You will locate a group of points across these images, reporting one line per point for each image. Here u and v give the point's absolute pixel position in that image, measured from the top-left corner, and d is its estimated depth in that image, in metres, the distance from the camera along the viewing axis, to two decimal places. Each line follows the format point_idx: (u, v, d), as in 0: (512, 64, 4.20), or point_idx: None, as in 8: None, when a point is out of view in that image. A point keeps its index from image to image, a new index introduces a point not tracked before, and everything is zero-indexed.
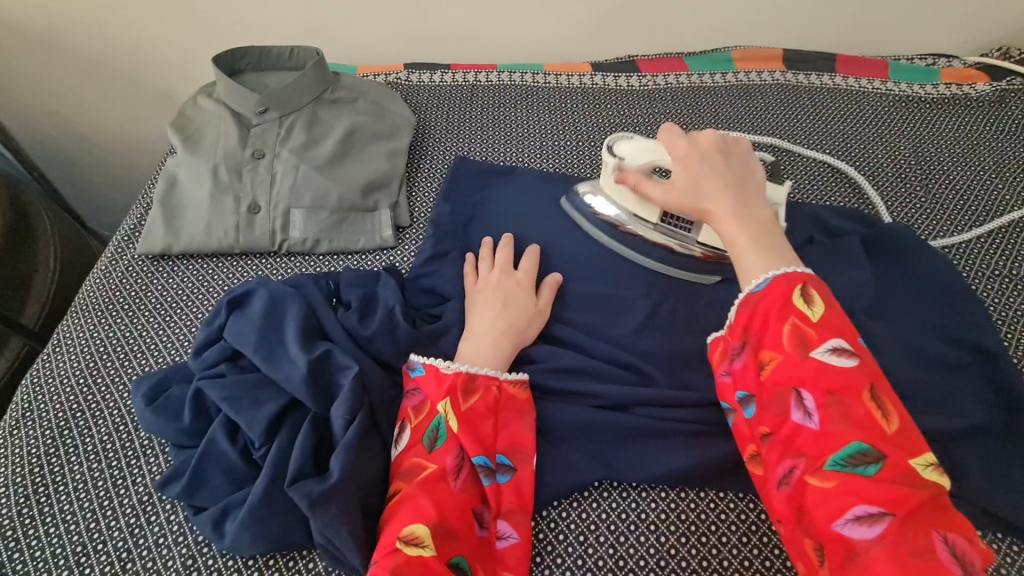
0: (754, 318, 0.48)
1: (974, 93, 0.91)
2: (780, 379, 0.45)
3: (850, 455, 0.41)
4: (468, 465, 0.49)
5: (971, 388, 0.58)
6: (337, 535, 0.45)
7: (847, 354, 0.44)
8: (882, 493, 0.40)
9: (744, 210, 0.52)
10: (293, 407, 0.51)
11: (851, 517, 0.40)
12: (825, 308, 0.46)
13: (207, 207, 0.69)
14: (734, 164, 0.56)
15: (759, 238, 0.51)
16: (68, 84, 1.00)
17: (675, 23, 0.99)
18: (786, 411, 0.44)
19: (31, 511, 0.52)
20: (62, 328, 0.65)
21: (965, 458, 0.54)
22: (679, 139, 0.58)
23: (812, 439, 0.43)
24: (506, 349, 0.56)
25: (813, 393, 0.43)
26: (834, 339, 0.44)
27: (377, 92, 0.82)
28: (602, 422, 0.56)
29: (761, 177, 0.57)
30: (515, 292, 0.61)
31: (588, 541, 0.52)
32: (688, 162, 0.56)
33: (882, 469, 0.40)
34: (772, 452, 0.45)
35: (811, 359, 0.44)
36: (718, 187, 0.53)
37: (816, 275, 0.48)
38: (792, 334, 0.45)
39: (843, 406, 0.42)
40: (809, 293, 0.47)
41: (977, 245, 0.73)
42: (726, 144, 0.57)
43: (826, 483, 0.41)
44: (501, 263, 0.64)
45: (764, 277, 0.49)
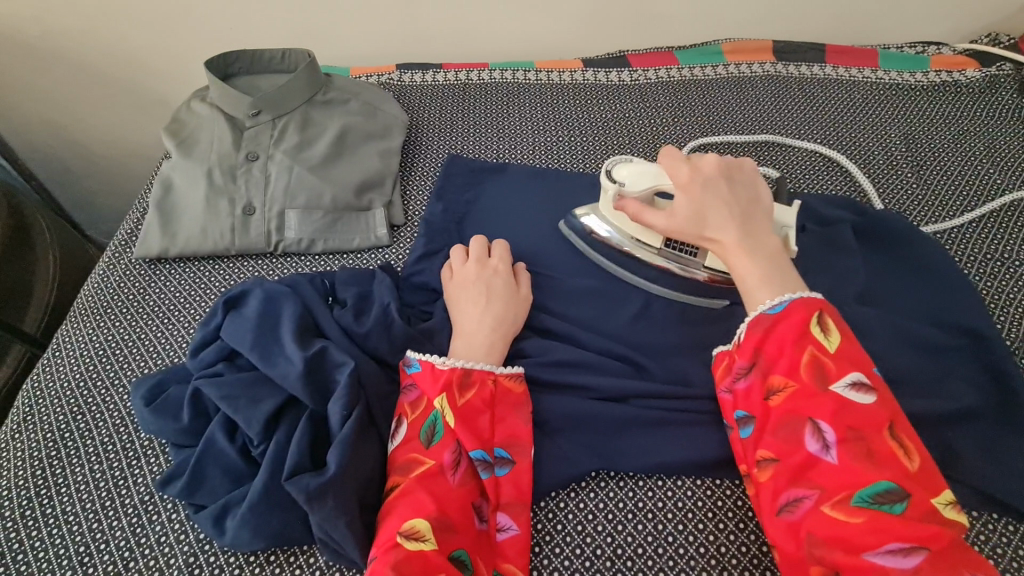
0: (769, 342, 0.49)
1: (964, 80, 0.91)
2: (798, 408, 0.45)
3: (877, 492, 0.42)
4: (466, 460, 0.49)
5: (963, 371, 0.58)
6: (335, 529, 0.46)
7: (865, 389, 0.45)
8: (910, 532, 0.40)
9: (753, 240, 0.54)
10: (292, 404, 0.52)
11: (880, 553, 0.40)
12: (841, 340, 0.47)
13: (202, 210, 0.70)
14: (737, 190, 0.56)
15: (770, 272, 0.52)
16: (63, 92, 1.01)
17: (664, 17, 0.99)
18: (802, 441, 0.45)
19: (35, 513, 0.53)
20: (62, 333, 0.66)
21: (959, 440, 0.54)
22: (682, 165, 0.58)
23: (833, 472, 0.43)
24: (498, 343, 0.56)
25: (833, 425, 0.44)
26: (853, 372, 0.46)
27: (369, 93, 0.82)
28: (597, 413, 0.56)
29: (765, 201, 0.57)
30: (495, 283, 0.61)
31: (585, 531, 0.52)
32: (692, 190, 0.56)
33: (907, 508, 0.41)
34: (783, 481, 0.45)
35: (832, 391, 0.45)
36: (724, 218, 0.54)
37: (828, 304, 0.50)
38: (810, 363, 0.46)
39: (865, 442, 0.43)
40: (825, 323, 0.48)
41: (969, 230, 0.73)
42: (729, 169, 0.57)
43: (850, 518, 0.42)
44: (476, 254, 0.64)
45: (779, 299, 0.50)
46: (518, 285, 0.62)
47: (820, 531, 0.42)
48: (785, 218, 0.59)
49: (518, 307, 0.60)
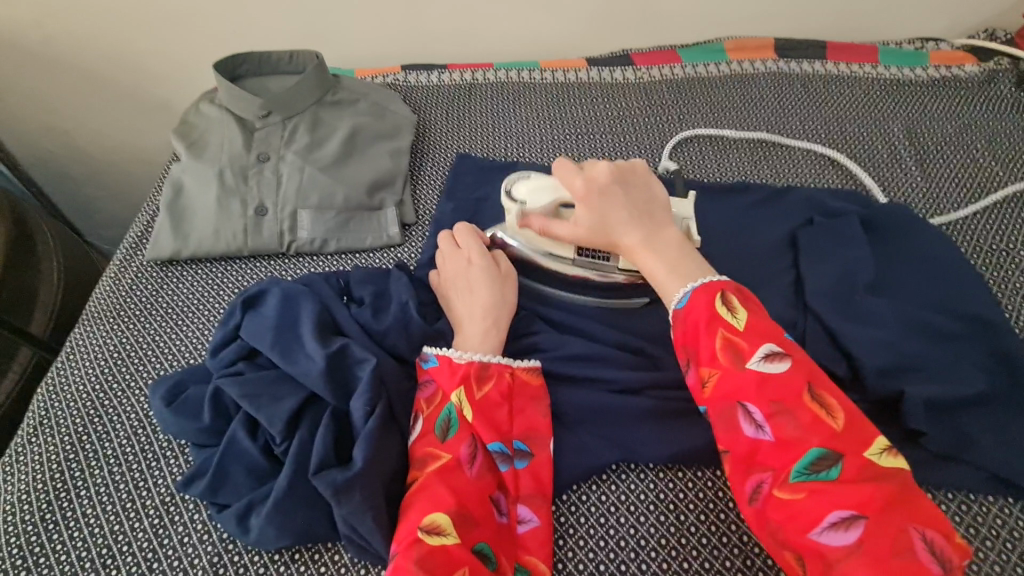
0: (687, 334, 0.50)
1: (963, 75, 0.93)
2: (726, 393, 0.47)
3: (811, 461, 0.43)
4: (482, 452, 0.50)
5: (975, 358, 0.59)
6: (362, 523, 0.46)
7: (779, 358, 0.47)
8: (850, 495, 0.41)
9: (653, 240, 0.56)
10: (312, 401, 0.52)
11: (829, 525, 0.41)
12: (748, 315, 0.49)
13: (215, 211, 0.70)
14: (635, 194, 0.58)
15: (674, 263, 0.54)
16: (65, 98, 1.01)
17: (666, 16, 1.00)
18: (739, 428, 0.46)
19: (54, 516, 0.52)
20: (75, 336, 0.65)
21: (973, 426, 0.55)
22: (575, 179, 0.59)
23: (771, 451, 0.45)
24: (491, 330, 0.57)
25: (759, 404, 0.46)
26: (764, 345, 0.47)
27: (377, 93, 0.82)
28: (616, 406, 0.56)
29: (662, 197, 0.59)
30: (473, 272, 0.61)
31: (609, 523, 0.52)
32: (588, 202, 0.58)
33: (842, 470, 0.42)
34: (737, 469, 0.47)
35: (750, 370, 0.46)
36: (625, 221, 0.57)
37: (733, 282, 0.52)
38: (724, 347, 0.48)
39: (790, 413, 0.45)
40: (731, 302, 0.50)
41: (974, 221, 0.74)
42: (623, 172, 0.59)
43: (794, 496, 0.43)
44: (448, 249, 0.64)
45: (684, 290, 0.52)
46: (498, 263, 0.63)
47: (774, 514, 0.44)
48: (683, 212, 0.62)
49: (503, 287, 0.60)
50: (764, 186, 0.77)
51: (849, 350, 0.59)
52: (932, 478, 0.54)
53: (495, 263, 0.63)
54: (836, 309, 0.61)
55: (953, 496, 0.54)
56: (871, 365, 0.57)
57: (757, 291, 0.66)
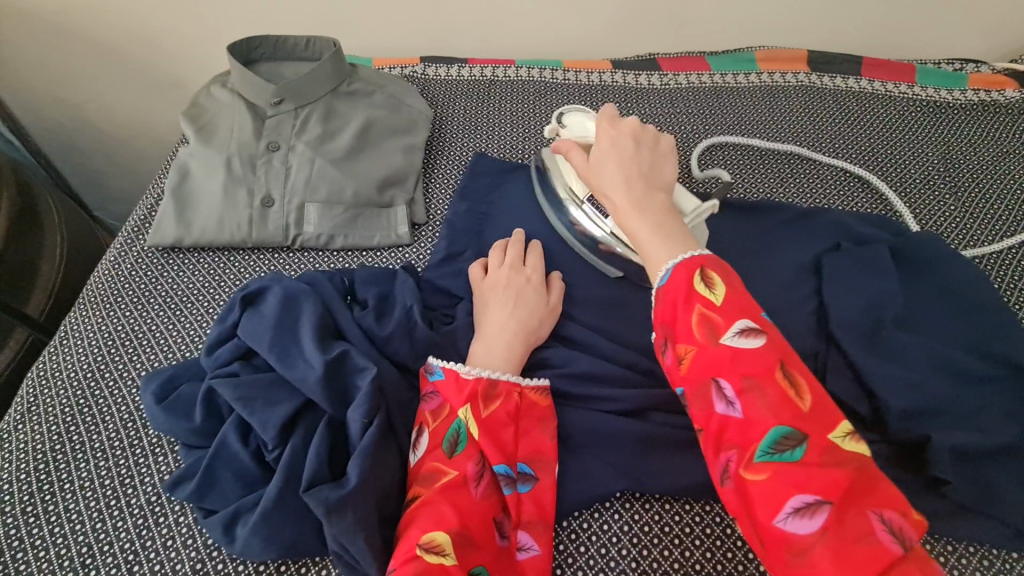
0: (664, 308, 0.47)
1: (1003, 99, 0.89)
2: (699, 368, 0.44)
3: (775, 441, 0.40)
4: (488, 474, 0.47)
5: (1005, 403, 0.56)
6: (353, 543, 0.44)
7: (754, 334, 0.43)
8: (813, 478, 0.38)
9: (641, 202, 0.52)
10: (309, 407, 0.50)
11: (791, 510, 0.38)
12: (727, 290, 0.45)
13: (220, 199, 0.67)
14: (642, 156, 0.55)
15: (659, 228, 0.50)
16: (78, 70, 0.99)
17: (697, 20, 0.97)
18: (709, 403, 0.43)
19: (35, 509, 0.51)
20: (70, 321, 0.64)
21: (999, 476, 0.52)
22: (602, 122, 0.59)
23: (739, 429, 0.42)
24: (517, 346, 0.55)
25: (730, 380, 0.42)
26: (740, 319, 0.44)
27: (395, 85, 0.80)
28: (625, 432, 0.54)
29: (670, 172, 0.56)
30: (527, 291, 0.59)
31: (610, 555, 0.50)
32: (602, 147, 0.56)
33: (807, 452, 0.39)
34: (705, 447, 0.44)
35: (723, 345, 0.43)
36: (620, 177, 0.54)
37: (715, 257, 0.48)
38: (700, 321, 0.44)
39: (761, 391, 0.41)
40: (709, 276, 0.46)
41: (1009, 255, 0.71)
42: (639, 135, 0.57)
43: (757, 476, 0.40)
44: (511, 260, 0.62)
45: (664, 267, 0.48)
46: (548, 293, 0.61)
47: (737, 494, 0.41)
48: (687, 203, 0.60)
49: (535, 305, 0.58)
50: (790, 205, 0.74)
51: (871, 386, 0.56)
52: None
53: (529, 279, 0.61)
54: (861, 342, 0.58)
55: (974, 549, 0.53)
56: (894, 405, 0.54)
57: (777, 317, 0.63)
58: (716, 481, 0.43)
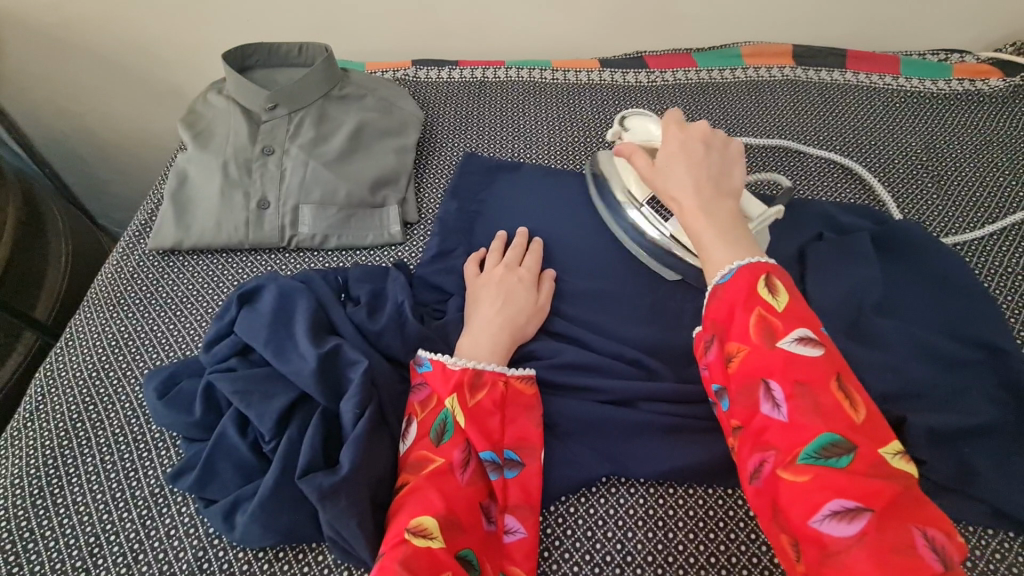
0: (721, 309, 0.47)
1: (987, 89, 0.90)
2: (750, 369, 0.44)
3: (822, 447, 0.40)
4: (474, 460, 0.49)
5: (982, 386, 0.58)
6: (346, 528, 0.45)
7: (812, 343, 0.43)
8: (856, 486, 0.39)
9: (709, 204, 0.53)
10: (303, 400, 0.51)
11: (827, 512, 0.39)
12: (789, 298, 0.45)
13: (217, 203, 0.70)
14: (712, 161, 0.56)
15: (724, 232, 0.51)
16: (79, 81, 1.01)
17: (683, 18, 0.98)
18: (755, 404, 0.44)
19: (45, 502, 0.53)
20: (75, 322, 0.66)
21: (976, 456, 0.54)
22: (670, 128, 0.59)
23: (782, 431, 0.42)
24: (504, 339, 0.56)
25: (781, 383, 0.43)
26: (800, 328, 0.44)
27: (386, 89, 0.82)
28: (610, 418, 0.55)
29: (738, 177, 0.57)
30: (518, 289, 0.61)
31: (595, 537, 0.52)
32: (669, 149, 0.57)
33: (853, 461, 0.40)
34: (743, 445, 0.44)
35: (778, 349, 0.43)
36: (692, 178, 0.54)
37: (780, 267, 0.48)
38: (758, 324, 0.45)
39: (812, 397, 0.42)
40: (773, 283, 0.46)
41: (989, 242, 0.72)
42: (710, 140, 0.57)
43: (797, 478, 0.40)
44: (507, 260, 0.64)
45: (727, 267, 0.48)
46: (539, 292, 0.63)
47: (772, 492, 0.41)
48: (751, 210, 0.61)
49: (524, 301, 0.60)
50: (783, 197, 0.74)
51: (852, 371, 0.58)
52: None
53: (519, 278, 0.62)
54: (841, 329, 0.60)
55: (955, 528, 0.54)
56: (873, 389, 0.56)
57: None
58: (748, 479, 0.44)
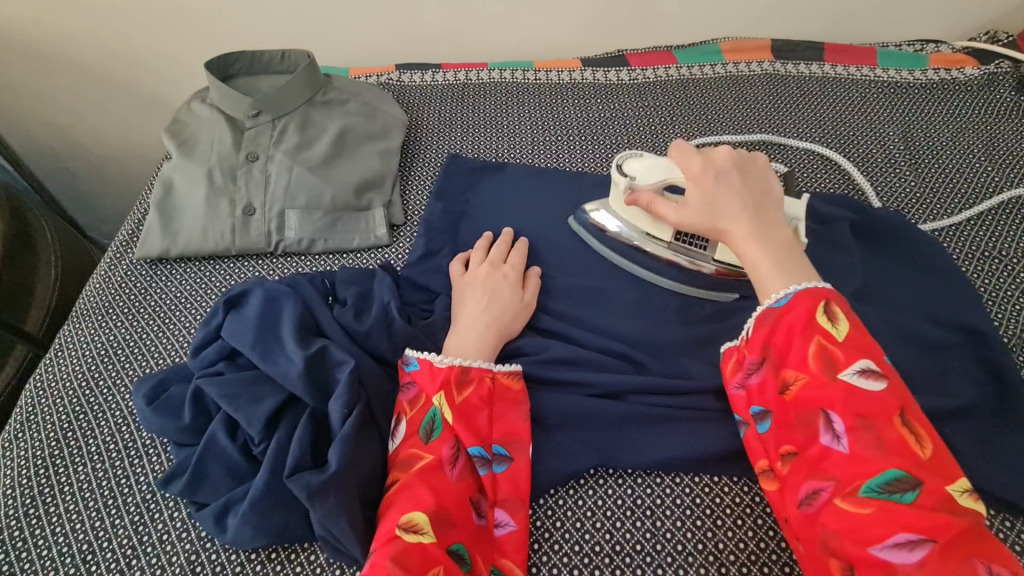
0: (777, 335, 0.48)
1: (963, 77, 0.92)
2: (808, 398, 0.45)
3: (886, 480, 0.41)
4: (464, 456, 0.50)
5: (961, 369, 0.59)
6: (336, 526, 0.46)
7: (875, 377, 0.44)
8: (923, 520, 0.39)
9: (761, 232, 0.53)
10: (291, 402, 0.52)
11: (893, 543, 0.39)
12: (850, 329, 0.46)
13: (203, 211, 0.70)
14: (750, 182, 0.56)
15: (782, 259, 0.51)
16: (64, 93, 1.01)
17: (663, 15, 0.99)
18: (813, 433, 0.44)
19: (37, 511, 0.53)
20: (65, 333, 0.66)
21: (956, 437, 0.55)
22: (692, 158, 0.58)
23: (843, 463, 0.42)
24: (490, 338, 0.57)
25: (843, 415, 0.43)
26: (861, 360, 0.44)
27: (369, 93, 0.82)
28: (596, 410, 0.56)
29: (777, 193, 0.57)
30: (502, 288, 0.62)
31: (585, 528, 0.53)
32: (701, 181, 0.56)
33: (920, 496, 0.40)
34: (797, 471, 0.45)
35: (840, 380, 0.44)
36: (736, 206, 0.54)
37: (837, 292, 0.49)
38: (818, 354, 0.45)
39: (875, 430, 0.42)
40: (833, 312, 0.47)
41: (967, 227, 0.73)
42: (742, 162, 0.58)
43: (860, 509, 0.41)
44: (490, 258, 0.65)
45: (786, 291, 0.49)
46: (525, 289, 0.63)
47: (830, 521, 0.42)
48: (795, 213, 0.60)
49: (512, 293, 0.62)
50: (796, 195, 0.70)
51: None
52: None
53: (506, 271, 0.63)
54: None
55: None
56: None
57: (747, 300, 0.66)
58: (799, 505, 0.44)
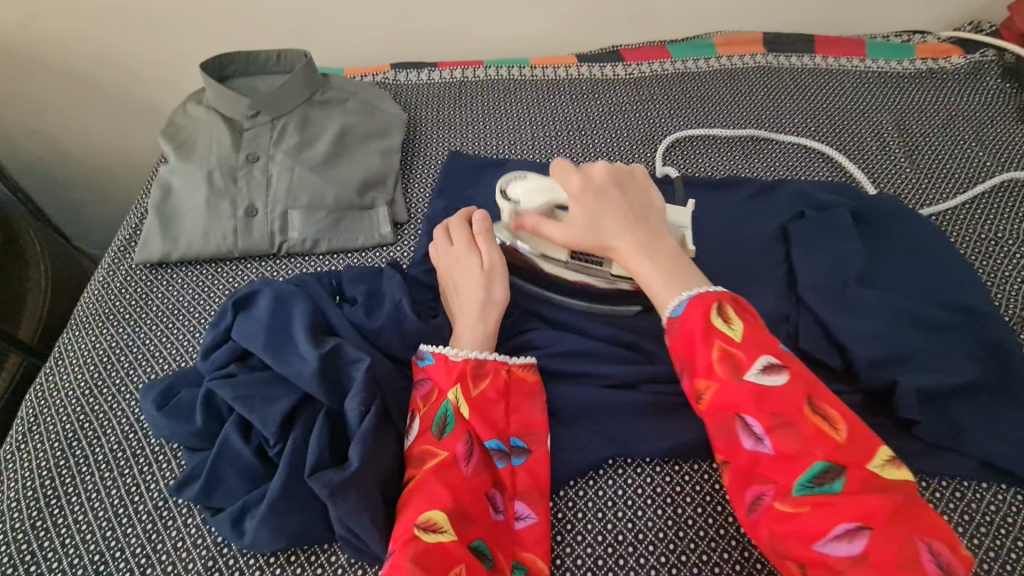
0: (682, 344, 0.49)
1: (949, 67, 0.94)
2: (724, 405, 0.46)
3: (814, 475, 0.42)
4: (478, 449, 0.49)
5: (965, 348, 0.60)
6: (358, 524, 0.45)
7: (777, 370, 0.45)
8: (854, 507, 0.41)
9: (648, 246, 0.54)
10: (306, 402, 0.51)
11: (832, 539, 0.40)
12: (743, 326, 0.48)
13: (204, 213, 0.69)
14: (630, 197, 0.57)
15: (671, 273, 0.53)
16: (48, 99, 0.99)
17: (656, 11, 1.00)
18: (737, 440, 0.45)
19: (45, 523, 0.52)
20: (64, 341, 0.65)
21: (964, 414, 0.56)
22: (571, 176, 0.57)
23: (771, 464, 0.44)
24: (479, 325, 0.55)
25: (758, 417, 0.44)
26: (762, 357, 0.46)
27: (367, 92, 0.82)
28: (611, 401, 0.56)
29: (657, 203, 0.58)
30: (460, 273, 0.59)
31: (606, 518, 0.53)
32: (583, 200, 0.56)
33: (846, 482, 0.42)
34: (735, 480, 0.46)
35: (748, 382, 0.45)
36: (620, 224, 0.55)
37: (730, 293, 0.50)
38: (722, 359, 0.47)
39: (791, 426, 0.44)
40: (727, 313, 0.48)
41: (963, 211, 0.75)
42: (618, 175, 0.57)
43: (798, 509, 0.42)
44: (439, 246, 0.62)
45: (679, 299, 0.51)
46: (480, 259, 0.59)
47: (772, 526, 0.43)
48: (680, 220, 0.61)
49: (489, 282, 0.57)
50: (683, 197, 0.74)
51: (841, 340, 0.59)
52: (925, 467, 0.55)
53: (479, 260, 0.59)
54: (827, 301, 0.62)
55: (947, 482, 0.55)
56: (862, 355, 0.58)
57: (753, 287, 0.67)
58: (746, 511, 0.45)
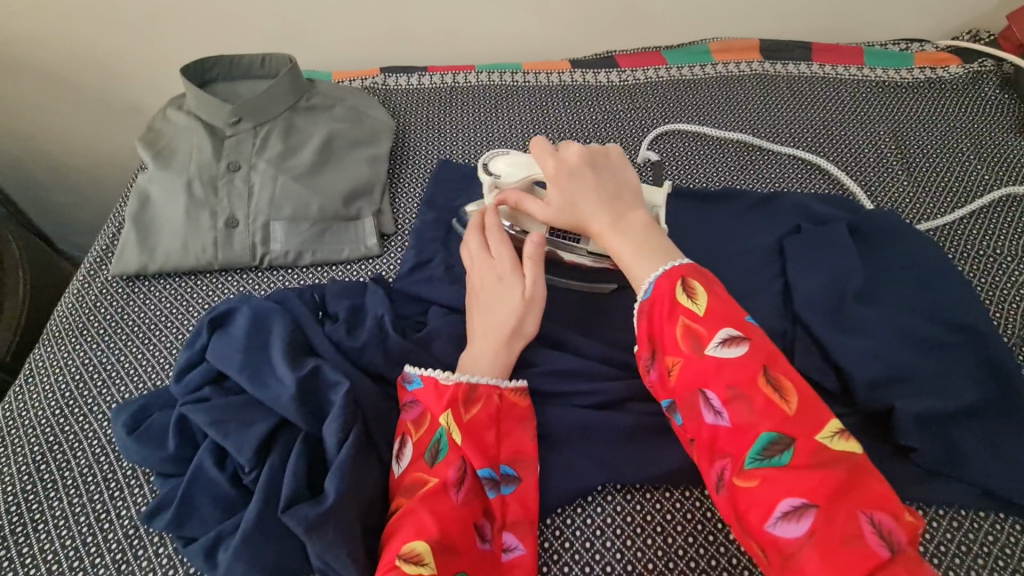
0: (648, 319, 0.48)
1: (948, 76, 0.92)
2: (686, 379, 0.45)
3: (763, 447, 0.41)
4: (470, 476, 0.47)
5: (964, 369, 0.58)
6: (336, 559, 0.43)
7: (736, 342, 0.44)
8: (801, 482, 0.39)
9: (619, 222, 0.53)
10: (283, 427, 0.49)
11: (780, 514, 0.39)
12: (707, 297, 0.46)
13: (183, 224, 0.67)
14: (603, 175, 0.55)
15: (641, 246, 0.51)
16: (25, 99, 0.96)
17: (652, 16, 0.98)
18: (699, 415, 0.44)
19: (8, 553, 0.49)
20: (35, 358, 0.62)
21: (963, 440, 0.55)
22: (544, 156, 0.56)
23: (728, 438, 0.42)
24: (501, 352, 0.53)
25: (716, 391, 0.43)
26: (723, 328, 0.45)
27: (355, 98, 0.79)
28: (602, 424, 0.54)
29: (632, 181, 0.56)
30: (495, 289, 0.55)
31: (594, 548, 0.51)
32: (557, 179, 0.55)
33: (794, 455, 0.40)
34: (700, 456, 0.45)
35: (709, 355, 0.44)
36: (593, 202, 0.53)
37: (695, 266, 0.49)
38: (685, 333, 0.45)
39: (746, 399, 0.42)
40: (691, 287, 0.47)
41: (961, 226, 0.74)
42: (593, 156, 0.56)
43: (750, 483, 0.41)
44: (474, 250, 0.58)
45: (651, 277, 0.49)
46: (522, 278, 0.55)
47: (730, 500, 0.42)
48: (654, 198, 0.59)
49: (524, 312, 0.53)
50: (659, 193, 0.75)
51: (839, 361, 0.58)
52: (921, 494, 0.54)
53: (522, 286, 0.54)
54: (825, 319, 0.60)
55: (943, 511, 0.54)
56: (860, 377, 0.56)
57: (748, 303, 0.65)
58: (712, 489, 0.44)
